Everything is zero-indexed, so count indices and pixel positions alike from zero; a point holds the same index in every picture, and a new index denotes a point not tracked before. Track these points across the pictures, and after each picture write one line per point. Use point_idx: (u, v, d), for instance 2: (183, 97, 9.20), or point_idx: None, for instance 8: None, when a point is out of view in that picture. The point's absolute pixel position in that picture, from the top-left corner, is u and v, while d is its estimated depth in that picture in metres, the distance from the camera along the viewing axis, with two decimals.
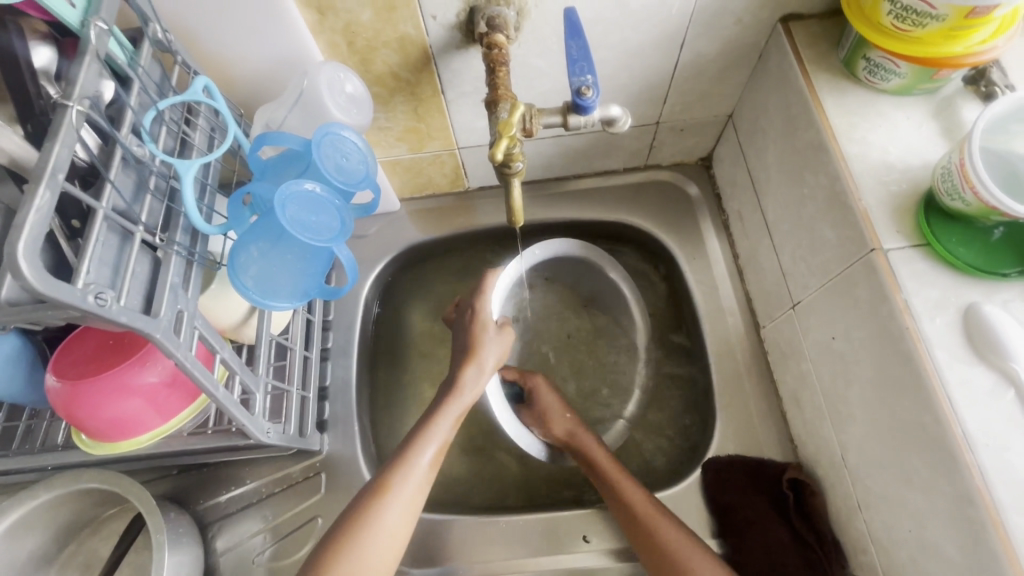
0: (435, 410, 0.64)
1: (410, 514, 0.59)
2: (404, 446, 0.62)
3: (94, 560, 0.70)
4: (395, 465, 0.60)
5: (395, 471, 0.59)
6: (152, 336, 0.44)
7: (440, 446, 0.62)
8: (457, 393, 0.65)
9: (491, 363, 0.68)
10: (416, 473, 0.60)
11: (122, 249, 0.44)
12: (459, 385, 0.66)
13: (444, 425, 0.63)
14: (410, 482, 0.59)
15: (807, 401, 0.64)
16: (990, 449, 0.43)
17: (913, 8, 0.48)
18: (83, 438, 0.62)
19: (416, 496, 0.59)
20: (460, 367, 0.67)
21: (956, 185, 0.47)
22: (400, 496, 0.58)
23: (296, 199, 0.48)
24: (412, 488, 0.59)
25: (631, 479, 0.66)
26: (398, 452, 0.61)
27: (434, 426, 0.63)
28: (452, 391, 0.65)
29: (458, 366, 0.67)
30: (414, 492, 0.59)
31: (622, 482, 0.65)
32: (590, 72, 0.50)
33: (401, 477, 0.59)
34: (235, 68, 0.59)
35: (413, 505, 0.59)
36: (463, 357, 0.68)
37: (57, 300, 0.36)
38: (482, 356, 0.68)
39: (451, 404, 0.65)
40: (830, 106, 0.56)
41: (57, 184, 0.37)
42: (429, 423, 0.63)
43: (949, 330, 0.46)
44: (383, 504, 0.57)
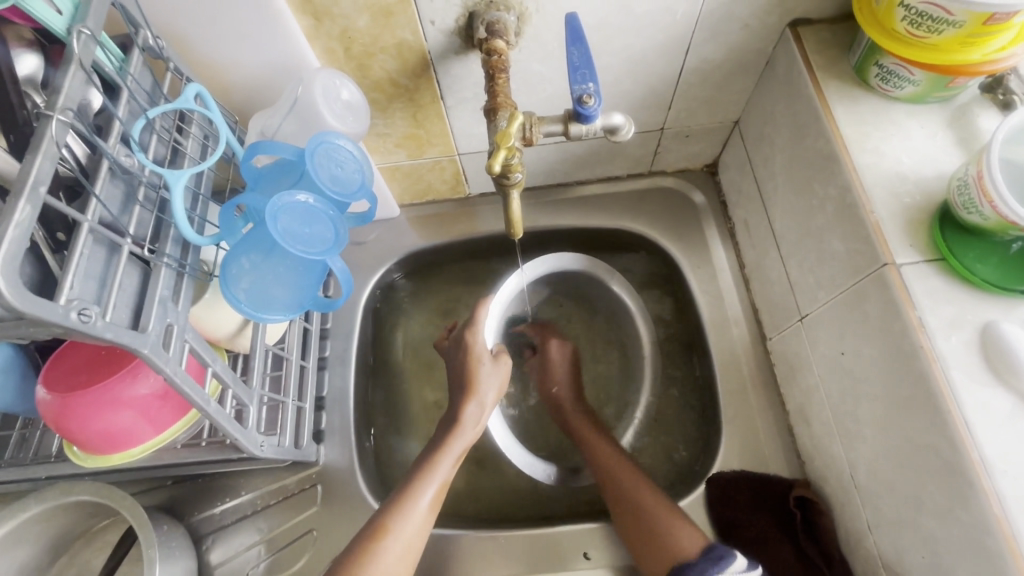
0: (438, 448, 0.64)
1: (409, 557, 0.57)
2: (401, 488, 0.60)
3: (85, 572, 0.69)
4: (394, 507, 0.59)
5: (394, 512, 0.58)
6: (138, 352, 0.43)
7: (441, 485, 0.62)
8: (458, 430, 0.65)
9: (490, 397, 0.67)
10: (415, 514, 0.58)
11: (109, 262, 0.43)
12: (460, 422, 0.65)
13: (444, 463, 0.62)
14: (409, 523, 0.58)
15: (815, 416, 0.62)
16: (1010, 476, 0.41)
17: (929, 14, 0.46)
18: (74, 450, 0.61)
19: (417, 538, 0.58)
20: (460, 402, 0.67)
21: (973, 198, 0.45)
22: (398, 537, 0.57)
23: (288, 210, 0.47)
24: (411, 529, 0.58)
25: (603, 437, 0.71)
26: (397, 494, 0.60)
27: (435, 465, 0.62)
28: (453, 429, 0.65)
29: (459, 402, 0.67)
30: (412, 533, 0.58)
31: (593, 440, 0.71)
32: (592, 80, 0.49)
33: (400, 517, 0.58)
34: (229, 74, 0.57)
35: (411, 548, 0.57)
36: (462, 391, 0.67)
37: (36, 317, 0.35)
38: (481, 391, 0.67)
39: (451, 441, 0.64)
40: (840, 114, 0.55)
41: (38, 198, 0.36)
42: (431, 462, 0.62)
43: (965, 349, 0.45)
44: (380, 547, 0.56)
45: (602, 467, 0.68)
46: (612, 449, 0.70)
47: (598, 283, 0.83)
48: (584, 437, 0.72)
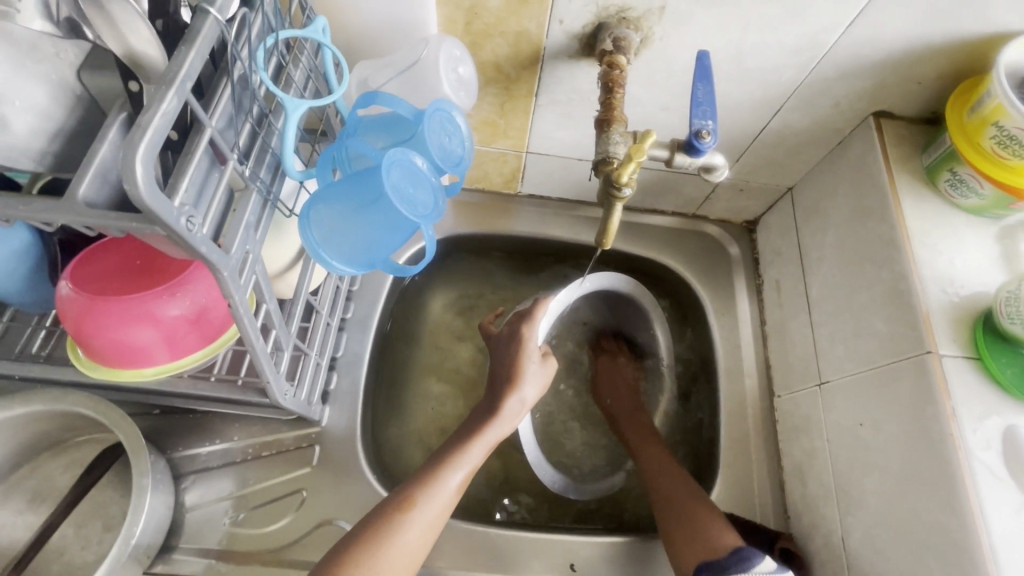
0: (473, 435, 0.63)
1: (429, 535, 0.56)
2: (432, 465, 0.60)
3: (46, 488, 0.64)
4: (422, 483, 0.58)
5: (421, 488, 0.57)
6: (218, 272, 0.41)
7: (471, 470, 0.61)
8: (495, 421, 0.64)
9: (530, 396, 0.67)
10: (442, 494, 0.58)
11: (209, 174, 0.41)
12: (498, 414, 0.64)
13: (476, 450, 0.62)
14: (436, 503, 0.57)
15: (814, 477, 0.66)
16: (1010, 564, 0.45)
17: (1018, 138, 0.50)
18: (79, 355, 0.57)
19: (439, 517, 0.57)
20: (502, 395, 0.66)
21: (1021, 310, 0.50)
22: (424, 513, 0.56)
23: (399, 167, 0.46)
24: (436, 506, 0.57)
25: (656, 445, 0.74)
26: (427, 470, 0.59)
27: (467, 451, 0.62)
28: (491, 420, 0.64)
29: (500, 397, 0.66)
30: (438, 512, 0.57)
31: (649, 447, 0.74)
32: (711, 118, 0.51)
33: (428, 493, 0.57)
34: (345, 17, 0.56)
35: (433, 527, 0.57)
36: (504, 385, 0.66)
37: (156, 215, 0.33)
38: (524, 387, 0.66)
39: (486, 431, 0.63)
40: (907, 206, 0.59)
41: (184, 93, 0.34)
42: (464, 447, 0.62)
43: (988, 444, 0.49)
44: (406, 519, 0.55)
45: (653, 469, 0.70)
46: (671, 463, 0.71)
47: (634, 306, 0.86)
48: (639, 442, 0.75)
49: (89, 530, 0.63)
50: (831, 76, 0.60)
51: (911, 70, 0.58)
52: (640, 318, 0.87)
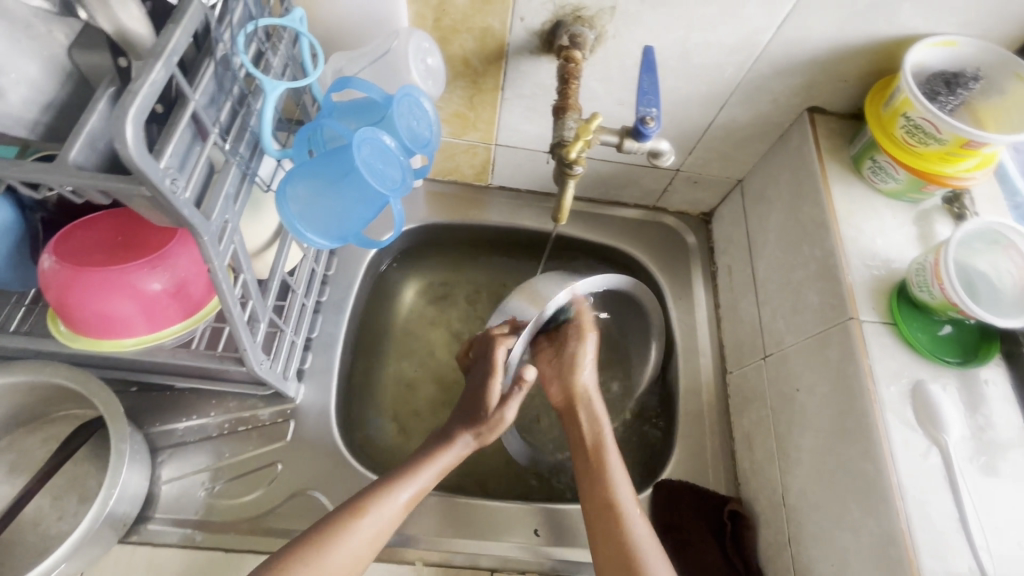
0: (426, 459, 0.67)
1: (372, 546, 0.59)
2: (382, 482, 0.63)
3: (23, 461, 0.65)
4: (370, 496, 0.61)
5: (367, 500, 0.61)
6: (199, 236, 0.44)
7: (418, 492, 0.64)
8: (448, 449, 0.68)
9: (490, 433, 0.71)
10: (391, 506, 0.61)
11: (192, 145, 0.45)
12: (453, 440, 0.69)
13: (427, 473, 0.66)
14: (382, 515, 0.60)
15: (759, 443, 0.71)
16: (915, 500, 0.50)
17: (923, 127, 0.57)
18: (60, 327, 0.59)
19: (384, 530, 0.60)
20: (459, 427, 0.70)
21: (927, 279, 0.56)
22: (369, 523, 0.59)
23: (370, 144, 0.50)
24: (381, 521, 0.60)
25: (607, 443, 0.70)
26: (376, 485, 0.63)
27: (418, 472, 0.65)
28: (446, 447, 0.68)
29: (458, 428, 0.70)
30: (382, 526, 0.60)
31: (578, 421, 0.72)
32: (655, 106, 0.56)
33: (376, 504, 0.61)
34: (322, 10, 0.60)
35: (377, 538, 0.60)
36: (466, 420, 0.70)
37: (144, 175, 0.37)
38: (484, 418, 0.70)
39: (440, 456, 0.68)
40: (836, 191, 0.65)
41: (170, 66, 0.38)
42: (415, 468, 0.65)
43: (900, 397, 0.55)
44: (347, 531, 0.58)
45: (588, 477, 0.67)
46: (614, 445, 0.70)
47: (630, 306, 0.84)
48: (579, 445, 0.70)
49: (65, 502, 0.64)
50: (767, 74, 0.66)
51: (837, 68, 0.64)
52: (635, 318, 0.86)
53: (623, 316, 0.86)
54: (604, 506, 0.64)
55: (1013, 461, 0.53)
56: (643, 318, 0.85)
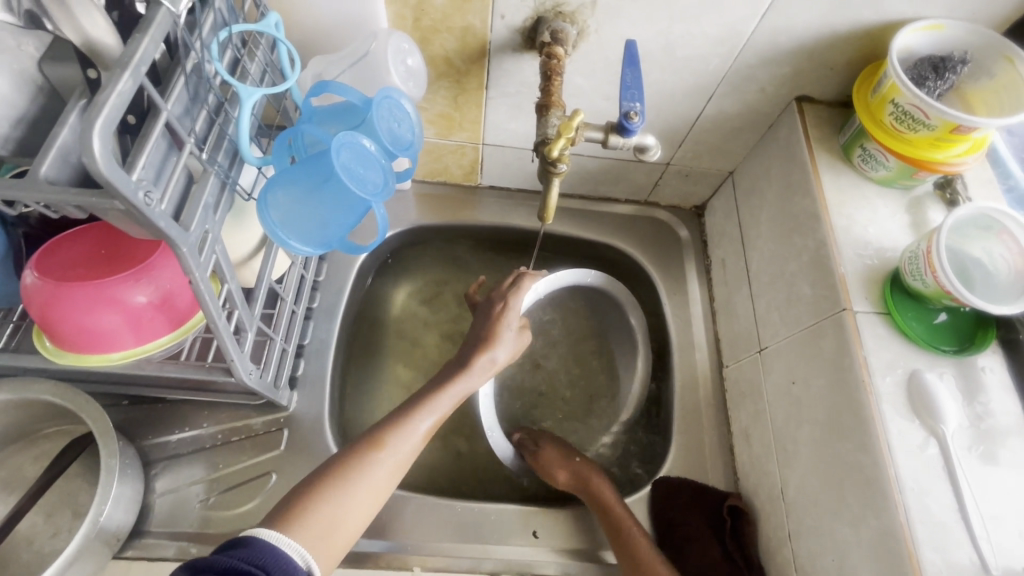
0: (442, 384, 0.65)
1: (395, 475, 0.59)
2: (402, 411, 0.62)
3: (15, 479, 0.65)
4: (392, 425, 0.61)
5: (392, 430, 0.60)
6: (178, 248, 0.44)
7: (438, 419, 0.64)
8: (464, 374, 0.66)
9: (501, 358, 0.69)
10: (412, 437, 0.60)
11: (167, 155, 0.44)
12: (469, 367, 0.67)
13: (444, 401, 0.64)
14: (403, 445, 0.60)
15: (757, 437, 0.71)
16: (914, 492, 0.50)
17: (912, 113, 0.56)
18: (46, 343, 0.58)
19: (406, 459, 0.60)
20: (473, 352, 0.68)
21: (920, 268, 0.55)
22: (391, 455, 0.58)
23: (349, 149, 0.50)
24: (403, 448, 0.59)
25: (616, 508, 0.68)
26: (397, 416, 0.62)
27: (436, 400, 0.64)
28: (461, 371, 0.66)
29: (472, 350, 0.69)
30: (405, 453, 0.60)
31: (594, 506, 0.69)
32: (639, 100, 0.55)
33: (397, 435, 0.60)
34: (300, 14, 0.59)
35: (400, 467, 0.59)
36: (477, 347, 0.69)
37: (114, 188, 0.36)
38: (496, 347, 0.69)
39: (457, 381, 0.66)
40: (826, 180, 0.65)
41: (139, 76, 0.37)
42: (431, 397, 0.64)
43: (895, 388, 0.54)
44: (374, 459, 0.58)
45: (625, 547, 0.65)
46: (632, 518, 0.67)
47: (608, 301, 0.88)
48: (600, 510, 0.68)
49: (59, 519, 0.64)
50: (753, 64, 0.65)
51: (823, 56, 0.64)
52: (615, 311, 0.89)
53: (604, 309, 0.89)
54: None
55: (1012, 449, 0.52)
56: (628, 311, 0.88)
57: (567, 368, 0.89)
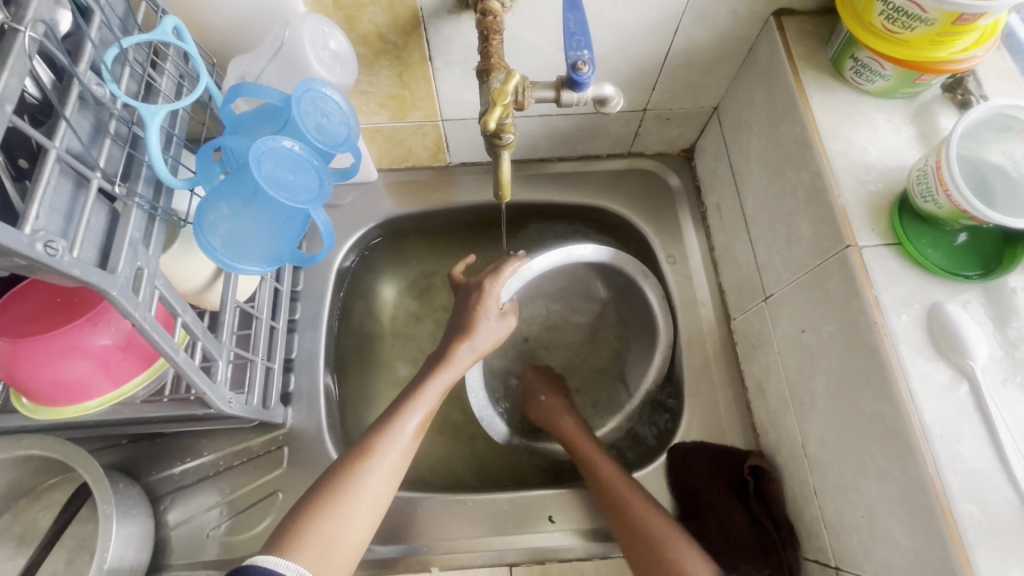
0: (425, 381, 0.62)
1: (393, 481, 0.57)
2: (387, 414, 0.60)
3: (31, 531, 0.66)
4: (378, 431, 0.58)
5: (380, 437, 0.58)
6: (107, 293, 0.41)
7: (427, 415, 0.61)
8: (446, 366, 0.64)
9: (483, 346, 0.66)
10: (401, 439, 0.58)
11: (75, 196, 0.41)
12: (450, 359, 0.64)
13: (430, 396, 0.62)
14: (395, 448, 0.57)
15: (773, 391, 0.66)
16: (943, 439, 0.45)
17: (904, 9, 0.49)
18: (23, 402, 0.57)
19: (400, 463, 0.58)
20: (452, 342, 0.65)
21: (931, 186, 0.49)
22: (383, 461, 0.56)
23: (272, 155, 0.46)
24: (394, 454, 0.57)
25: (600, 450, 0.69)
26: (383, 419, 0.60)
27: (421, 397, 0.61)
28: (441, 365, 0.63)
29: (452, 343, 0.65)
30: (397, 456, 0.57)
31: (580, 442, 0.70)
32: (587, 47, 0.49)
33: (386, 440, 0.57)
34: (208, 13, 0.54)
35: (394, 472, 0.57)
36: (458, 334, 0.66)
37: (0, 243, 0.33)
38: (476, 336, 0.66)
39: (438, 376, 0.63)
40: (816, 102, 0.57)
41: (4, 117, 0.33)
42: (416, 393, 0.61)
43: (913, 326, 0.48)
44: (365, 467, 0.55)
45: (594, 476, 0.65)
46: (585, 432, 0.71)
47: (613, 272, 0.81)
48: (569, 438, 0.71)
49: (79, 564, 0.65)
50: None
51: None
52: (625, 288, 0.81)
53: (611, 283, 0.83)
54: (596, 482, 0.65)
55: None
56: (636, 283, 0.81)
57: (579, 346, 0.85)
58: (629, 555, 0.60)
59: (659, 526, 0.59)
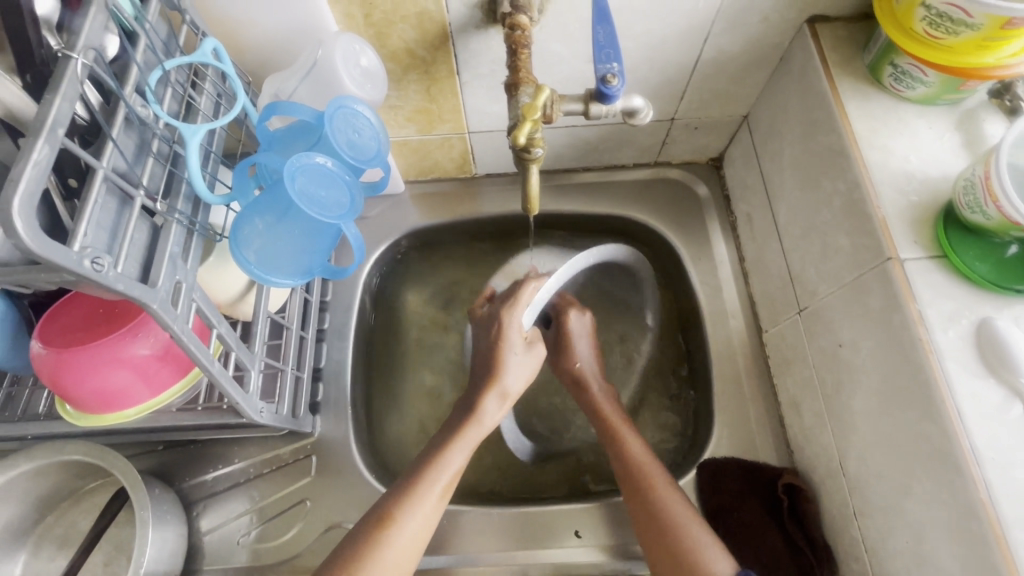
0: (452, 437, 0.63)
1: (416, 543, 0.57)
2: (411, 476, 0.60)
3: (72, 533, 0.68)
4: (402, 494, 0.59)
5: (403, 500, 0.58)
6: (148, 307, 0.42)
7: (453, 475, 0.62)
8: (474, 421, 0.64)
9: (512, 390, 0.67)
10: (425, 502, 0.58)
11: (119, 214, 0.42)
12: (477, 412, 0.65)
13: (456, 454, 0.62)
14: (418, 512, 0.58)
15: (808, 407, 0.64)
16: (995, 463, 0.42)
17: (949, 15, 0.47)
18: (67, 409, 0.59)
19: (424, 526, 0.58)
20: (479, 393, 0.66)
21: (978, 198, 0.47)
22: (406, 525, 0.57)
23: (306, 172, 0.47)
24: (419, 517, 0.58)
25: (637, 437, 0.67)
26: (406, 482, 0.60)
27: (446, 455, 0.62)
28: (468, 420, 0.64)
29: (480, 392, 0.66)
30: (420, 522, 0.58)
31: (624, 433, 0.67)
32: (616, 60, 0.49)
33: (409, 504, 0.58)
34: (245, 34, 0.56)
35: (418, 536, 0.58)
36: (484, 383, 0.66)
37: (52, 261, 0.34)
38: (503, 382, 0.66)
39: (465, 433, 0.63)
40: (851, 110, 0.56)
41: (56, 139, 0.35)
42: (441, 453, 0.62)
43: (961, 343, 0.46)
44: (387, 535, 0.56)
45: (630, 467, 0.64)
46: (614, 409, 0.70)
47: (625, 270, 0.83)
48: (615, 431, 0.67)
49: (115, 567, 0.66)
50: None
51: None
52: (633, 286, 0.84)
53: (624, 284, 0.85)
54: (622, 468, 0.64)
55: None
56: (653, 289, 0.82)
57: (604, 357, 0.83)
58: (647, 550, 0.59)
59: (682, 522, 0.58)
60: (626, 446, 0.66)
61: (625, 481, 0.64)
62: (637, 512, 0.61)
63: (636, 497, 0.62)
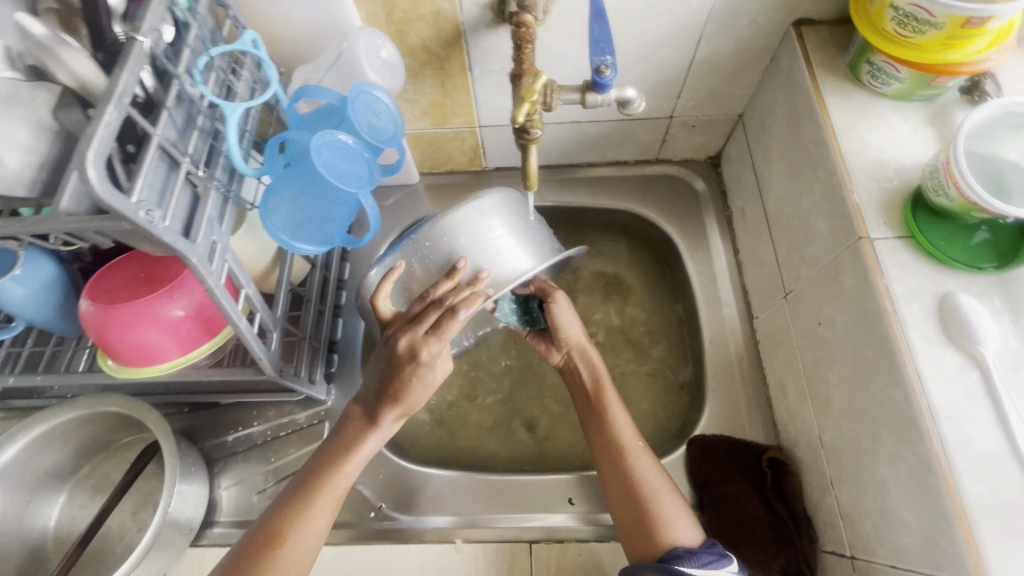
0: (346, 451, 0.61)
1: (308, 560, 0.58)
2: (300, 498, 0.60)
3: (105, 483, 0.74)
4: (289, 516, 0.58)
5: (291, 523, 0.58)
6: (188, 259, 0.48)
7: (340, 493, 0.61)
8: (373, 433, 0.62)
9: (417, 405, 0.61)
10: (314, 522, 0.59)
11: (168, 177, 0.48)
12: (377, 425, 0.62)
13: (348, 471, 0.61)
14: (306, 533, 0.58)
15: (792, 385, 0.67)
16: (951, 420, 0.46)
17: (914, 15, 0.51)
18: (109, 363, 0.65)
19: (313, 544, 0.59)
20: (379, 409, 0.61)
21: (941, 181, 0.50)
22: (296, 546, 0.57)
23: (329, 147, 0.53)
24: (309, 539, 0.58)
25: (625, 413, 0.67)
26: (295, 503, 0.59)
27: (337, 471, 0.61)
28: (367, 433, 0.62)
29: (378, 408, 0.61)
30: (308, 544, 0.58)
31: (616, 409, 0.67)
32: (609, 53, 0.55)
33: (297, 525, 0.58)
34: (281, 29, 0.63)
35: (307, 554, 0.58)
36: (387, 400, 0.60)
37: (115, 208, 0.40)
38: (409, 403, 0.61)
39: (357, 449, 0.61)
40: (832, 105, 0.60)
41: (123, 107, 0.41)
42: (335, 470, 0.61)
43: (923, 314, 0.50)
44: (274, 558, 0.56)
45: (609, 449, 0.65)
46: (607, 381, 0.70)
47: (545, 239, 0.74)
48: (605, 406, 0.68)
49: (143, 515, 0.72)
50: None
51: None
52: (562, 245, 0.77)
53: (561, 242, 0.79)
54: (610, 444, 0.65)
55: None
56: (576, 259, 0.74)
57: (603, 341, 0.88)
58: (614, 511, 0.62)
59: (662, 499, 0.60)
60: (614, 422, 0.66)
61: (603, 457, 0.65)
62: (612, 481, 0.63)
63: (613, 468, 0.63)
